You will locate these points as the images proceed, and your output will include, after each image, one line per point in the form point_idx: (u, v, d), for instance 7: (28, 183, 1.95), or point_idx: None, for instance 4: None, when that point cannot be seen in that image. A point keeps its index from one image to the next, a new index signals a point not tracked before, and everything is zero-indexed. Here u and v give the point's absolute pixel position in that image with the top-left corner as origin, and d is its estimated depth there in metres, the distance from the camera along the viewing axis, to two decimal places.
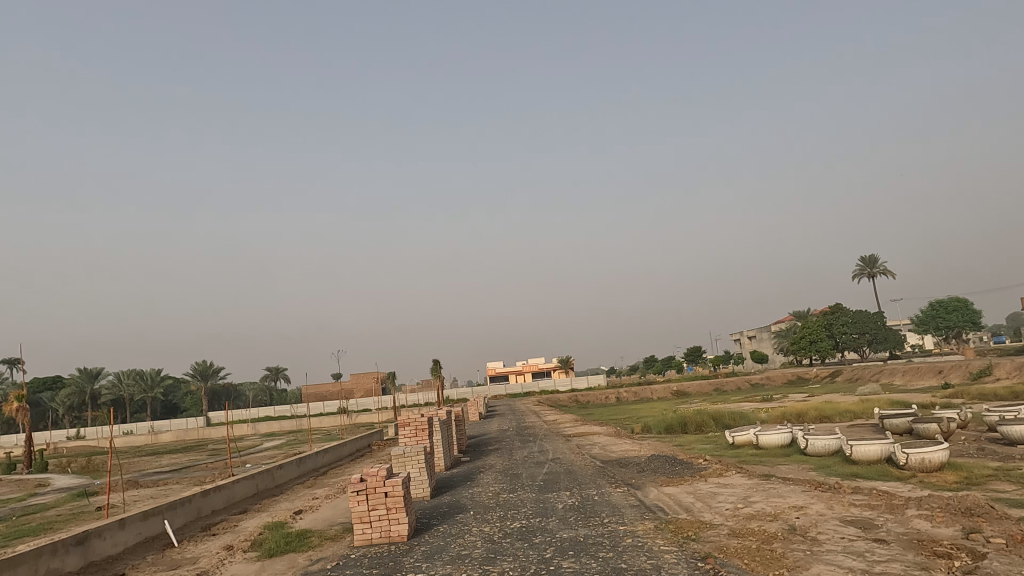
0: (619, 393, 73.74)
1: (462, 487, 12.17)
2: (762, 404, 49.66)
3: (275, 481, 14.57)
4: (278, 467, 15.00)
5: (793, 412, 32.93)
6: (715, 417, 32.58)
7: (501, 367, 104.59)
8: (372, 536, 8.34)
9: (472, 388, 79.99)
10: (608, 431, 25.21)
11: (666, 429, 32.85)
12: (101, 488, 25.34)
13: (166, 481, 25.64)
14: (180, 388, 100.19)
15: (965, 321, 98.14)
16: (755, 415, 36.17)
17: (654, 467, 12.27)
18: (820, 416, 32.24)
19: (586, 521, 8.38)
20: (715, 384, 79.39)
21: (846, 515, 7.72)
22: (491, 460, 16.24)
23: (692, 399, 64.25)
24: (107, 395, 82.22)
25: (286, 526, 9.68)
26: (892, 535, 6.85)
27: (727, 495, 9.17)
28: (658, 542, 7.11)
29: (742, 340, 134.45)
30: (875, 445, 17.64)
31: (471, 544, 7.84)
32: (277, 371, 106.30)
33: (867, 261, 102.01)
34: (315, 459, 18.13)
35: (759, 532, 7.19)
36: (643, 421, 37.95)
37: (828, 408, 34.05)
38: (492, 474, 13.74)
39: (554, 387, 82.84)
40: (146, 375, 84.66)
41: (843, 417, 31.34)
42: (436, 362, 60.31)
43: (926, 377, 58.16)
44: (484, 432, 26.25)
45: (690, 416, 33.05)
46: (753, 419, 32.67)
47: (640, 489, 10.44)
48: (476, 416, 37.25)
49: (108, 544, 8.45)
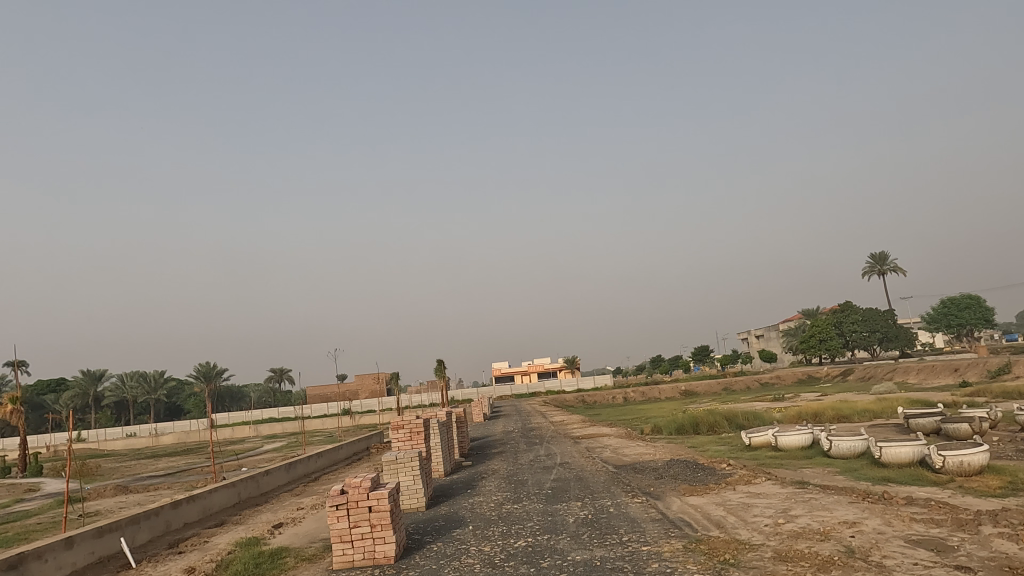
0: (627, 393, 72.56)
1: (461, 496, 11.04)
2: (773, 403, 48.43)
3: (262, 489, 13.47)
4: (265, 472, 13.89)
5: (810, 411, 31.67)
6: (728, 417, 31.35)
7: (507, 367, 103.43)
8: (353, 557, 7.21)
9: (477, 389, 78.94)
10: (619, 432, 24.02)
11: (677, 430, 31.64)
12: (88, 494, 24.28)
13: (158, 486, 24.53)
14: (184, 390, 99.45)
15: (977, 319, 96.54)
16: (768, 415, 35.03)
17: (674, 473, 11.10)
18: (838, 416, 30.99)
19: (602, 540, 7.22)
20: (724, 383, 78.12)
21: (910, 533, 6.57)
22: (494, 465, 15.06)
23: (701, 399, 62.93)
24: (110, 397, 81.63)
25: (260, 543, 8.56)
26: (974, 560, 5.68)
27: (762, 507, 8.03)
28: (690, 568, 5.94)
29: (750, 339, 132.96)
30: (907, 447, 16.42)
31: (468, 568, 6.71)
32: (282, 372, 105.52)
33: (878, 258, 100.41)
34: (308, 463, 17.00)
35: (810, 556, 6.01)
36: (653, 422, 36.74)
37: (846, 407, 32.81)
38: (496, 481, 12.57)
39: (560, 387, 81.67)
40: (149, 376, 83.85)
41: (863, 417, 30.04)
42: (440, 362, 59.30)
43: (942, 376, 56.68)
44: (488, 434, 25.07)
45: (701, 416, 31.84)
46: (768, 420, 31.47)
47: (660, 499, 9.25)
48: (481, 417, 36.10)
49: (51, 567, 7.39)
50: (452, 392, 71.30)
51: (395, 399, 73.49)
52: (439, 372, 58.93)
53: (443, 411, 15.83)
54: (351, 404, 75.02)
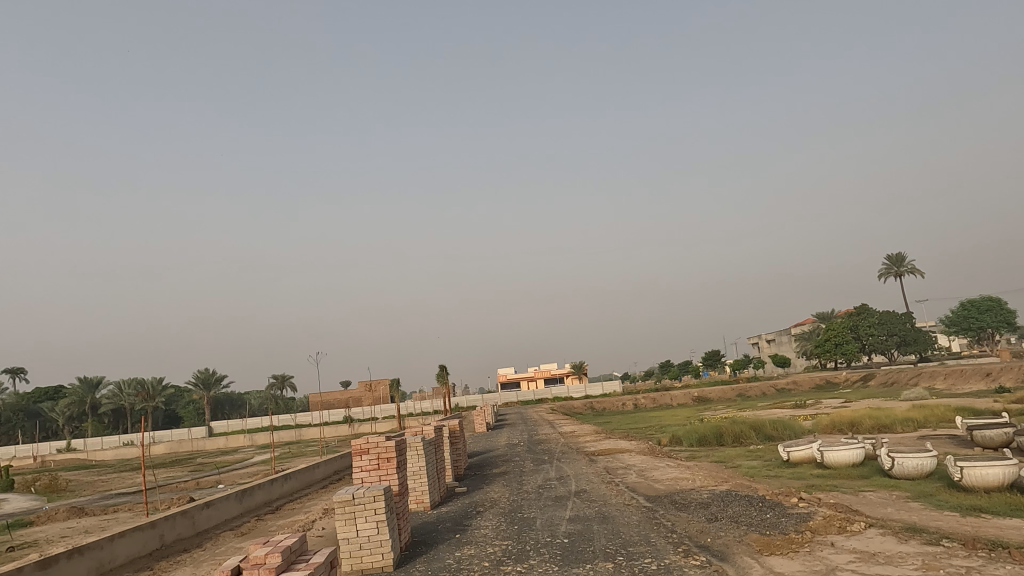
0: (636, 400, 69.44)
1: (446, 545, 8.18)
2: (795, 410, 45.44)
3: (197, 527, 10.57)
4: (206, 504, 10.99)
5: (846, 419, 28.51)
6: (756, 427, 28.32)
7: (512, 372, 100.46)
8: None
9: (482, 395, 76.02)
10: (639, 447, 20.91)
11: (698, 441, 28.56)
12: (38, 517, 21.44)
13: (116, 508, 21.61)
14: (183, 398, 97.25)
15: (998, 321, 92.78)
16: (798, 422, 32.03)
17: (736, 513, 8.19)
18: (878, 427, 27.84)
19: None
20: (738, 388, 74.98)
21: None
22: (492, 494, 12.09)
23: (715, 405, 60.00)
24: (107, 404, 79.36)
25: None
26: None
27: None
28: None
29: (761, 344, 129.64)
30: (996, 468, 13.44)
31: None
32: (284, 378, 102.85)
33: (893, 260, 97.09)
34: (272, 488, 14.02)
35: None
36: (670, 430, 33.80)
37: (883, 414, 29.71)
38: (493, 520, 9.58)
39: (568, 393, 78.55)
40: (147, 384, 81.40)
41: (905, 426, 27.06)
42: (442, 367, 56.30)
43: (972, 379, 53.48)
44: (489, 448, 22.05)
45: (725, 425, 28.81)
46: (799, 430, 28.46)
47: (730, 562, 6.38)
48: (484, 427, 33.13)
49: None
50: (456, 399, 68.70)
51: (395, 406, 70.59)
52: (440, 378, 56.10)
53: (431, 426, 12.90)
54: (353, 412, 72.14)
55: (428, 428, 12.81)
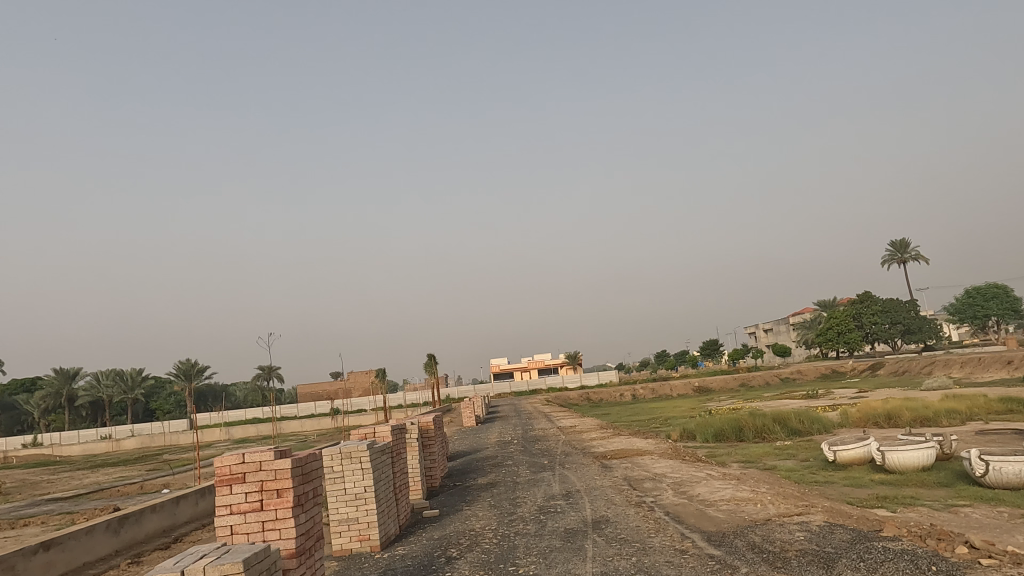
0: (635, 390, 66.17)
1: None
2: (808, 401, 42.04)
3: None
4: (42, 547, 7.35)
5: (881, 411, 25.07)
6: (779, 421, 24.80)
7: (505, 364, 96.87)
8: None
9: (474, 387, 72.51)
10: (659, 448, 17.08)
11: (715, 436, 25.08)
12: None
13: (25, 522, 18.02)
14: (166, 390, 92.98)
15: (1004, 309, 89.74)
16: (823, 416, 28.51)
17: None
18: (918, 419, 24.33)
19: None
20: (740, 377, 72.01)
21: None
22: (472, 523, 8.49)
23: (717, 397, 57.09)
24: (84, 397, 74.28)
25: None
26: None
27: None
28: None
29: (759, 334, 126.68)
30: None
31: None
32: (270, 369, 98.70)
33: (896, 247, 93.83)
34: (175, 510, 10.37)
35: None
36: (679, 424, 30.28)
37: (923, 405, 26.25)
38: None
39: (563, 383, 75.14)
40: (126, 375, 76.23)
41: (952, 420, 23.51)
42: (431, 356, 52.77)
43: (992, 368, 50.36)
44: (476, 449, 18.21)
45: (745, 418, 25.30)
46: (829, 424, 24.92)
47: None
48: (473, 420, 29.54)
49: None
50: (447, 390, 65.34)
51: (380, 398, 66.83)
52: (429, 368, 52.60)
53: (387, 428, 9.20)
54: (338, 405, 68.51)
55: (383, 429, 9.15)
